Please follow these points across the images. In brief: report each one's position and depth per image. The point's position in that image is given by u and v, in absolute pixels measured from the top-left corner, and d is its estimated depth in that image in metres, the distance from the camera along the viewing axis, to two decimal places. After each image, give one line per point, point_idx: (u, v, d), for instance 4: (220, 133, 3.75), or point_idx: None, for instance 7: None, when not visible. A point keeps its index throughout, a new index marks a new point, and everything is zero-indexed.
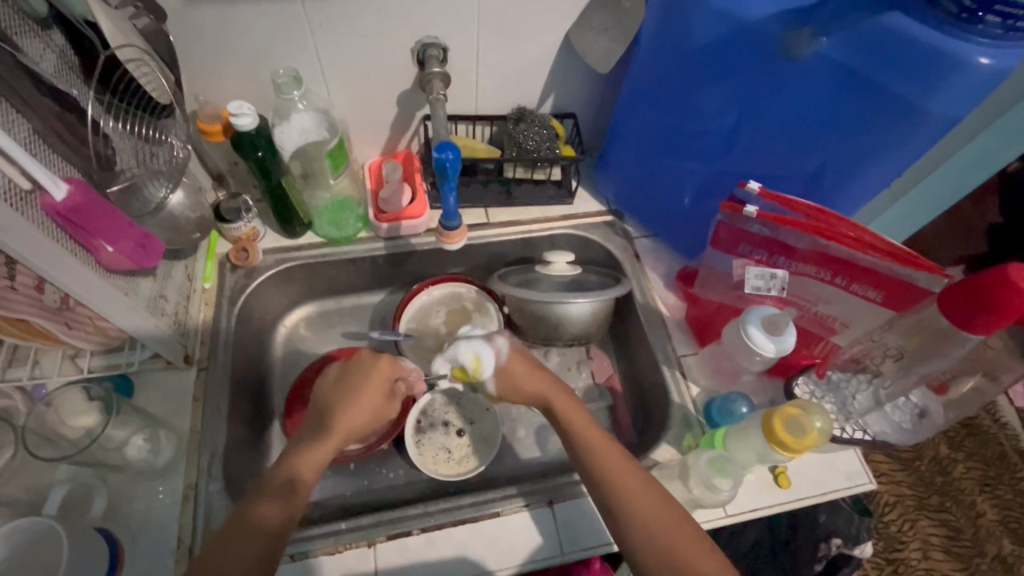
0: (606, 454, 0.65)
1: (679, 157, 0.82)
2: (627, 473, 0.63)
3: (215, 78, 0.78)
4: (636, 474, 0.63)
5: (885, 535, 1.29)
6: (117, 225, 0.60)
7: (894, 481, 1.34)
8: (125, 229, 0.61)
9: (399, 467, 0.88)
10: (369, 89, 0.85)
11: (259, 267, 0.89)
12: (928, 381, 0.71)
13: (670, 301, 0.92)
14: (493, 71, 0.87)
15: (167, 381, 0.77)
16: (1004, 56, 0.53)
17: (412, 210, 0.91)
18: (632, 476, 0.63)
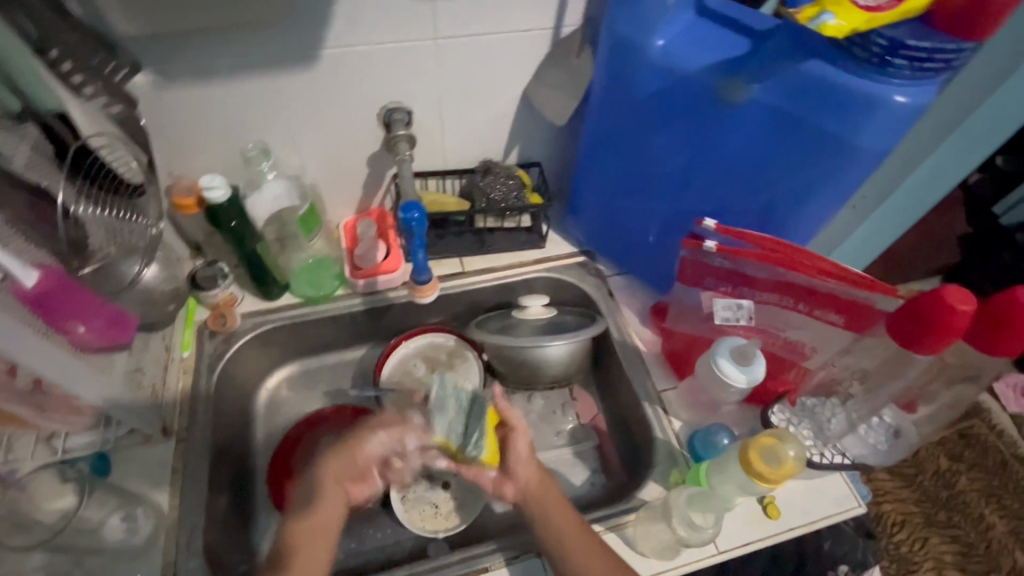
0: (546, 496, 0.73)
1: (639, 198, 0.85)
2: (558, 512, 0.71)
3: (189, 154, 0.81)
4: (565, 510, 0.71)
5: (896, 557, 1.26)
6: (89, 305, 0.64)
7: (900, 499, 1.33)
8: (95, 309, 0.65)
9: (388, 526, 0.86)
10: (339, 154, 0.88)
11: (238, 332, 0.90)
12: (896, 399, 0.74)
13: (646, 335, 0.94)
14: (458, 129, 0.91)
15: (144, 455, 0.75)
16: (917, 93, 0.57)
17: (388, 264, 0.94)
18: (562, 514, 0.71)
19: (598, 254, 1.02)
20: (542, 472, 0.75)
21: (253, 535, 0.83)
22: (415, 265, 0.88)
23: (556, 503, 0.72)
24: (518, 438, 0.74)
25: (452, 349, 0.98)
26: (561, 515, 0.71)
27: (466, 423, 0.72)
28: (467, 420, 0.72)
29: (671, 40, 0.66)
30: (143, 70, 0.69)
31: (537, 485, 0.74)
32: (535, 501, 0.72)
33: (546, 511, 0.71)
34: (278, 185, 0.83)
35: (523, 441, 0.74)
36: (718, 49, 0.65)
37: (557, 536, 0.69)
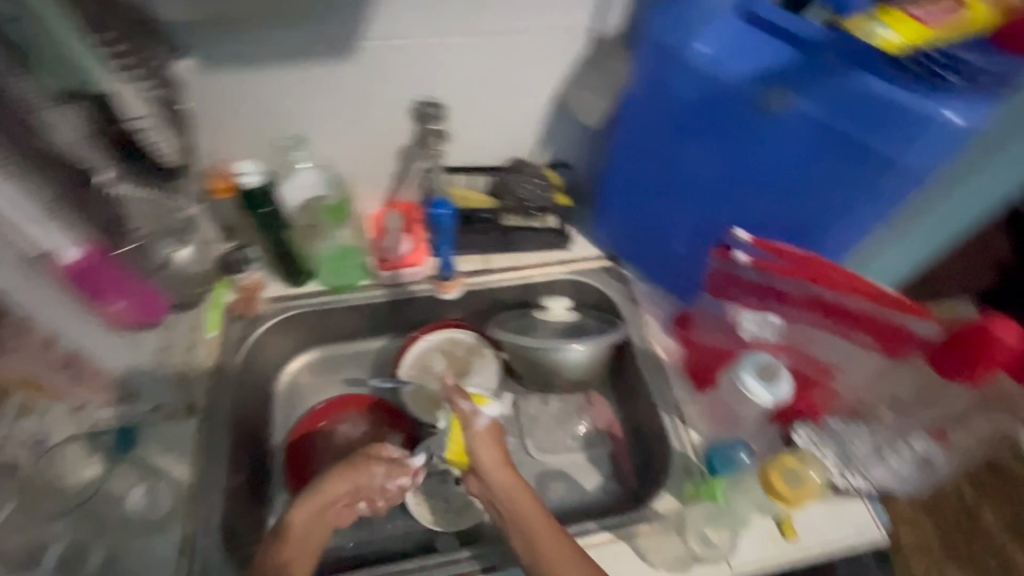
0: (520, 500, 0.69)
1: (668, 207, 0.84)
2: (534, 518, 0.68)
3: (224, 138, 0.82)
4: (541, 517, 0.68)
5: None
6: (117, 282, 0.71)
7: None
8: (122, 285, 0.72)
9: (398, 516, 0.87)
10: (370, 145, 0.89)
11: (262, 316, 0.90)
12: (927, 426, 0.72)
13: (669, 345, 0.92)
14: (490, 125, 0.91)
15: (169, 431, 0.77)
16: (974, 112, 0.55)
17: (412, 258, 0.96)
18: (540, 521, 0.67)
19: (622, 260, 1.01)
20: (518, 478, 0.71)
21: (268, 516, 0.84)
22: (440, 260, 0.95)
23: (529, 511, 0.68)
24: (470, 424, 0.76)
25: (471, 345, 0.98)
26: (536, 518, 0.68)
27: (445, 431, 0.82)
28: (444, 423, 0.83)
29: (714, 48, 0.65)
30: (185, 54, 0.70)
31: (516, 492, 0.70)
32: (510, 507, 0.69)
33: (517, 513, 0.68)
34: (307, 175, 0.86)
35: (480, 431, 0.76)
36: (762, 59, 0.64)
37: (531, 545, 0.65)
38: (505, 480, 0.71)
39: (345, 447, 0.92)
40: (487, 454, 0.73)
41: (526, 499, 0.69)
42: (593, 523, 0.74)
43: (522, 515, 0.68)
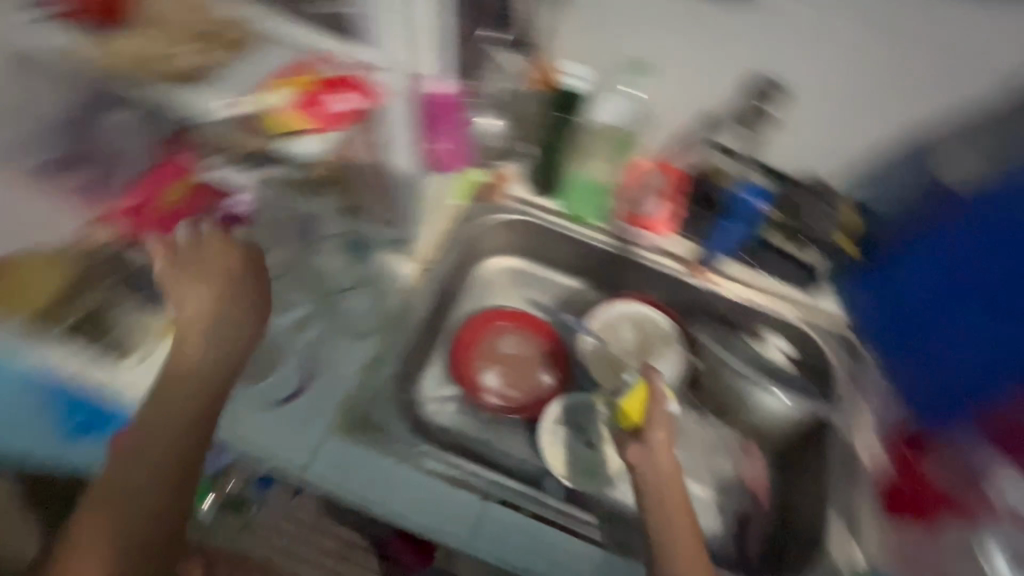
0: (671, 488, 0.68)
1: (990, 318, 0.71)
2: (680, 515, 0.66)
3: (563, 34, 0.84)
4: (680, 497, 0.67)
5: None
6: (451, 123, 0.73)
7: None
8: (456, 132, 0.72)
9: (523, 441, 0.90)
10: (684, 101, 0.86)
11: (501, 208, 0.95)
12: None
13: (875, 453, 0.80)
14: (813, 132, 0.84)
15: (396, 264, 0.86)
16: None
17: (656, 223, 0.93)
18: (684, 519, 0.66)
19: (866, 338, 0.87)
20: (677, 466, 0.70)
21: (422, 376, 0.91)
22: (714, 241, 0.90)
23: (679, 504, 0.67)
24: (657, 400, 0.75)
25: (663, 335, 0.94)
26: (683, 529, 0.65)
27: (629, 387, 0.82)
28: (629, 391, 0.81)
29: None
30: None
31: (669, 478, 0.68)
32: (666, 497, 0.67)
33: (666, 518, 0.66)
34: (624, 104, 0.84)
35: (657, 407, 0.74)
36: None
37: (669, 539, 0.65)
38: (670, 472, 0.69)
39: (506, 356, 0.95)
40: (653, 415, 0.73)
41: (686, 514, 0.67)
42: None
43: (671, 510, 0.67)
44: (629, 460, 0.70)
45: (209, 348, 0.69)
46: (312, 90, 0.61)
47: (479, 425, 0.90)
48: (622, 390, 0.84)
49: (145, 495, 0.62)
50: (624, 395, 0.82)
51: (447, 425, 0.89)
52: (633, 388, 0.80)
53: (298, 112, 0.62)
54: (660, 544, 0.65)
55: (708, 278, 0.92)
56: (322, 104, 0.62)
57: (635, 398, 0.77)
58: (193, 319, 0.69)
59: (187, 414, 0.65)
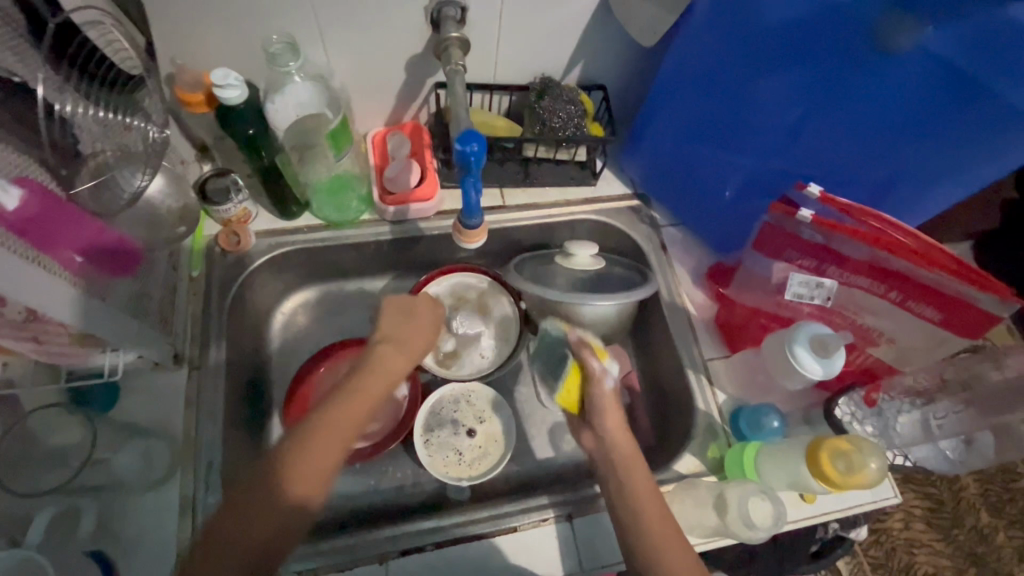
0: (620, 439, 0.65)
1: (721, 149, 0.75)
2: (639, 474, 0.63)
3: (190, 40, 0.66)
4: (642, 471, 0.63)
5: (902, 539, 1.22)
6: (75, 227, 0.51)
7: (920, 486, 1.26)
8: (84, 230, 0.52)
9: (408, 466, 0.84)
10: (373, 56, 0.74)
11: (252, 253, 0.80)
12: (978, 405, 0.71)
13: (698, 299, 0.86)
14: (518, 40, 0.76)
15: (156, 383, 0.70)
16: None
17: (421, 192, 0.82)
18: (642, 473, 0.63)
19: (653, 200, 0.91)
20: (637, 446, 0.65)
21: None
22: (466, 206, 0.74)
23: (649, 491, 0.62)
24: (600, 384, 0.69)
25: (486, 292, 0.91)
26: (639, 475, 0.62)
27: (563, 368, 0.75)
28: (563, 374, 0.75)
29: None
30: None
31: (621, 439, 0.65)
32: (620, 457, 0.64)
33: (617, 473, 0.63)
34: (308, 91, 0.70)
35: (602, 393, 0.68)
36: None
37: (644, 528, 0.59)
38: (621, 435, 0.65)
39: None
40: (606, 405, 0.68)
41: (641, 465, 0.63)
42: None
43: (626, 463, 0.63)
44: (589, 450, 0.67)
45: (364, 402, 0.65)
46: None
47: (355, 479, 0.82)
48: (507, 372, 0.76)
49: (267, 505, 0.57)
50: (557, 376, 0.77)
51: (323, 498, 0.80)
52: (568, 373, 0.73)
53: None
54: (631, 523, 0.60)
55: (483, 235, 0.82)
56: None
57: (575, 392, 0.71)
58: (348, 388, 0.66)
59: (328, 458, 0.61)
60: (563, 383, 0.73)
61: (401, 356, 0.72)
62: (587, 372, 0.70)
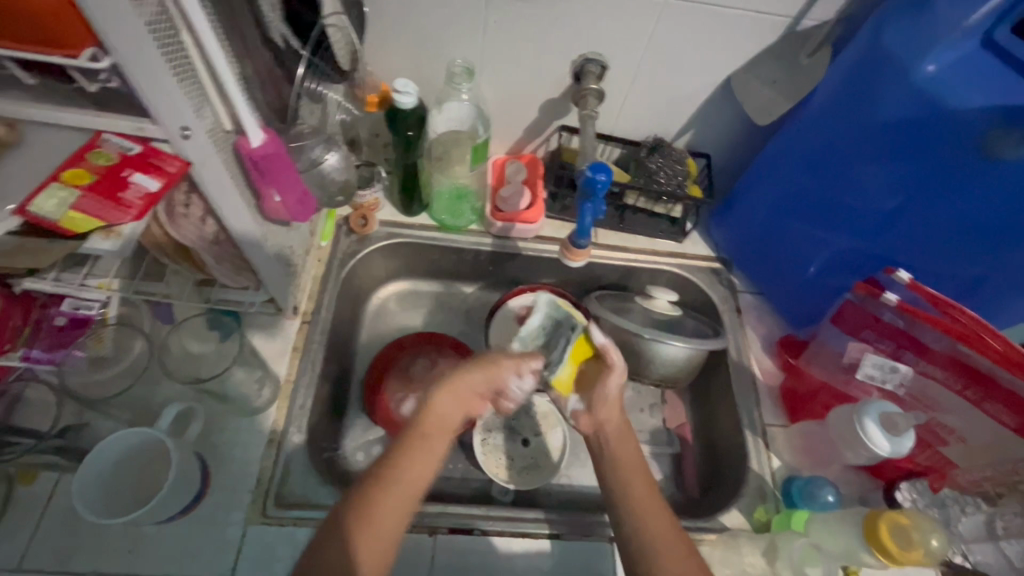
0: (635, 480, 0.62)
1: (812, 228, 0.81)
2: (658, 524, 0.59)
3: (382, 53, 0.81)
4: (670, 530, 0.58)
5: None
6: (292, 179, 0.60)
7: None
8: (294, 182, 0.60)
9: (460, 460, 0.88)
10: (518, 92, 0.86)
11: (373, 236, 0.92)
12: None
13: (765, 365, 0.89)
14: (642, 102, 0.87)
15: (275, 326, 0.79)
16: None
17: (526, 215, 0.91)
18: (659, 518, 0.59)
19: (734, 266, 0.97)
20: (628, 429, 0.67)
21: (339, 428, 0.86)
22: (578, 227, 0.83)
23: (634, 466, 0.63)
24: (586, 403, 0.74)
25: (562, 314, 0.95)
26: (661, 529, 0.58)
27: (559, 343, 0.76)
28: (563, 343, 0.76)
29: (944, 66, 0.61)
30: None
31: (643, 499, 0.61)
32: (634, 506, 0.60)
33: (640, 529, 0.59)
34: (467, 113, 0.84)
35: (613, 381, 0.69)
36: (1001, 90, 0.59)
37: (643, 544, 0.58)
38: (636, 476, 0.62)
39: (423, 379, 0.91)
40: (610, 386, 0.69)
41: (655, 512, 0.60)
42: None
43: (641, 507, 0.60)
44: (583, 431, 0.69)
45: (439, 446, 0.62)
46: (102, 177, 0.47)
47: None
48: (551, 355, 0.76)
49: None
50: (554, 361, 0.74)
51: None
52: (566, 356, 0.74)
53: (96, 214, 0.46)
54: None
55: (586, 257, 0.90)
56: (125, 199, 0.47)
57: (569, 368, 0.74)
58: (420, 433, 0.62)
59: (397, 523, 0.56)
60: (561, 366, 0.73)
61: (461, 402, 0.65)
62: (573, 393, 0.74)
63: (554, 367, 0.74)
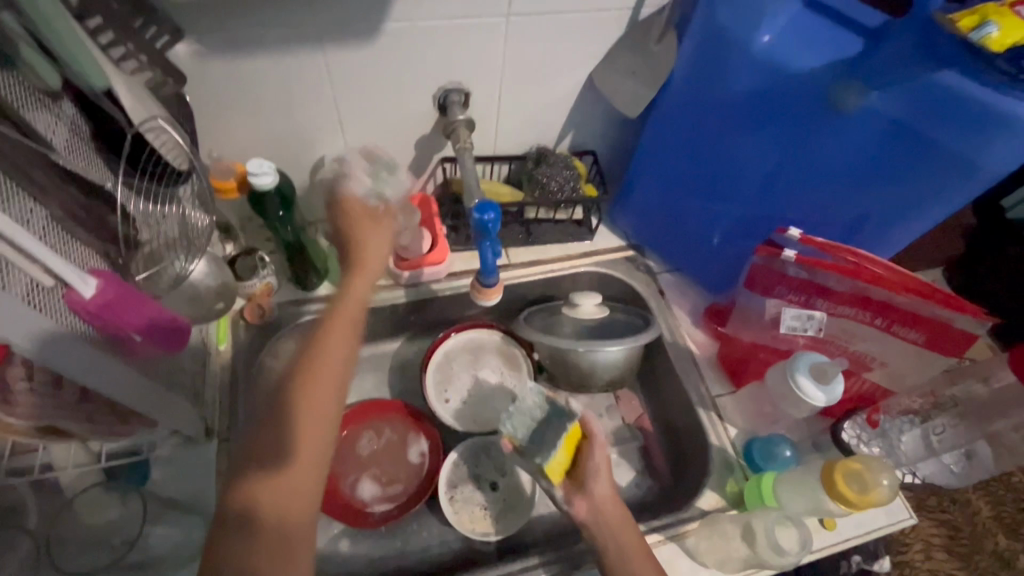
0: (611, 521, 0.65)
1: (711, 202, 0.81)
2: (638, 560, 0.62)
3: (225, 132, 0.74)
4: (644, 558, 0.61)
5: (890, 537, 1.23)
6: (149, 313, 0.53)
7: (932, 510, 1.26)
8: (155, 318, 0.54)
9: (433, 525, 0.84)
10: (384, 136, 0.82)
11: (275, 323, 0.83)
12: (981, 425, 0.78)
13: (698, 338, 0.91)
14: (514, 115, 0.85)
15: (186, 459, 0.70)
16: (1014, 156, 0.59)
17: (432, 257, 0.87)
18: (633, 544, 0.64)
19: (646, 251, 0.97)
20: (623, 508, 0.66)
21: None
22: (481, 266, 0.77)
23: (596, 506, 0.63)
24: (596, 451, 0.69)
25: (498, 346, 0.95)
26: (639, 562, 0.63)
27: (549, 430, 0.70)
28: (549, 438, 0.69)
29: (777, 35, 0.63)
30: (183, 38, 0.61)
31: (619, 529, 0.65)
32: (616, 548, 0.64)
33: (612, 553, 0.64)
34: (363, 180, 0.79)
35: (600, 456, 0.69)
36: (832, 48, 0.62)
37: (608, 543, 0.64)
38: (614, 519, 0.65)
39: (370, 456, 0.88)
40: (596, 466, 0.69)
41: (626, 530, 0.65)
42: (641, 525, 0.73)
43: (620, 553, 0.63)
44: (579, 517, 0.66)
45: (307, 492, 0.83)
46: None
47: (381, 542, 0.82)
48: (539, 428, 0.70)
49: None
50: (544, 449, 0.68)
51: (350, 565, 0.80)
52: (562, 441, 0.68)
53: None
54: None
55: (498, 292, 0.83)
56: None
57: (564, 453, 0.68)
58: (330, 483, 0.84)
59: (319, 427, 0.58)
60: (555, 452, 0.68)
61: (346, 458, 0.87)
62: (587, 432, 0.71)
63: (547, 453, 0.67)
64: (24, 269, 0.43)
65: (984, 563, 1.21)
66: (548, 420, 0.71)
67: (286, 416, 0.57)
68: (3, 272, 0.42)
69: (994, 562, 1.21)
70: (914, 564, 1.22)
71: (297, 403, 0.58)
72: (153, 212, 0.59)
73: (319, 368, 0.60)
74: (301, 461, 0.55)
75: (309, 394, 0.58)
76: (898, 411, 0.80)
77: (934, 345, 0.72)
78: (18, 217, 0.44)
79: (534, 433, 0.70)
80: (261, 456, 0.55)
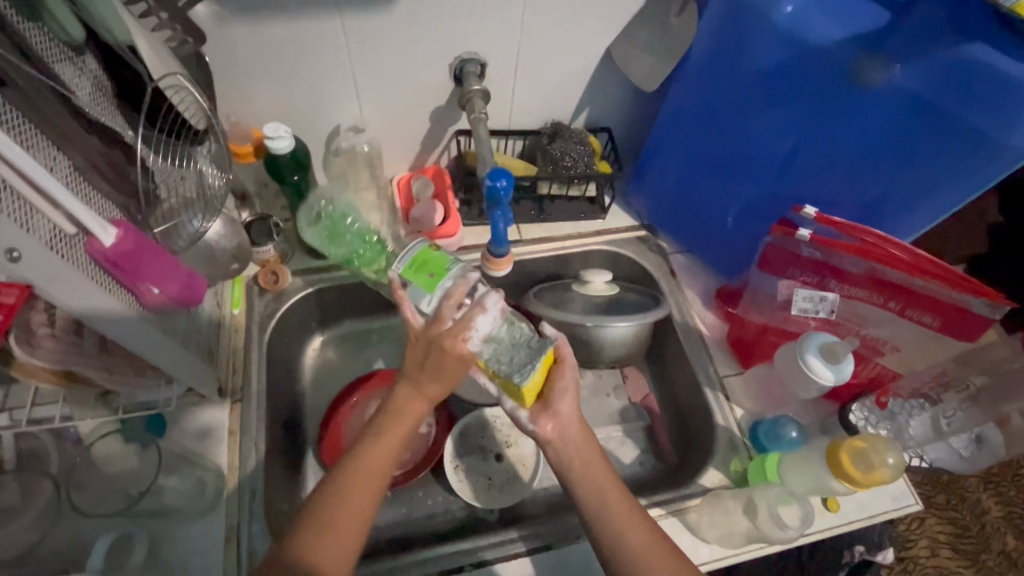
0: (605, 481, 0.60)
1: (726, 180, 0.80)
2: (635, 530, 0.58)
3: (243, 97, 0.74)
4: (643, 530, 0.59)
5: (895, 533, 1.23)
6: (162, 266, 0.53)
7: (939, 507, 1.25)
8: (167, 268, 0.54)
9: (438, 493, 0.86)
10: (399, 106, 0.82)
11: (288, 290, 0.84)
12: (990, 413, 0.78)
13: (708, 320, 0.91)
14: (530, 89, 0.84)
15: (200, 416, 0.72)
16: None
17: (445, 229, 0.86)
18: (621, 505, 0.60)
19: (658, 232, 0.97)
20: (586, 426, 0.62)
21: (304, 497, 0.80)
22: (494, 236, 0.78)
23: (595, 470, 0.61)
24: (567, 369, 0.61)
25: None
26: (637, 531, 0.58)
27: (526, 352, 0.59)
28: (529, 361, 0.58)
29: (801, 6, 0.62)
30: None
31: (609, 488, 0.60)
32: (610, 515, 0.59)
33: (608, 523, 0.59)
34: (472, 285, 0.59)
35: (570, 376, 0.62)
36: (857, 20, 0.60)
37: (601, 510, 0.59)
38: (602, 478, 0.61)
39: None
40: (566, 385, 0.61)
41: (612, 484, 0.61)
42: (643, 499, 0.73)
43: (617, 520, 0.59)
44: (546, 436, 0.60)
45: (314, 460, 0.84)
46: None
47: (387, 508, 0.84)
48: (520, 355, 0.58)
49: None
50: (520, 366, 0.58)
51: None
52: (540, 362, 0.58)
53: None
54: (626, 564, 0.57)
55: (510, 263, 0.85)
56: None
57: (540, 373, 0.59)
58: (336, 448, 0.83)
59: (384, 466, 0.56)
60: (534, 372, 0.58)
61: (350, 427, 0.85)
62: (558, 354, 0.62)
63: (524, 371, 0.57)
64: (47, 215, 0.45)
65: (991, 562, 1.20)
66: (528, 347, 0.60)
67: (351, 462, 0.56)
68: (27, 216, 0.43)
69: (1002, 561, 1.20)
70: (919, 561, 1.21)
71: (364, 452, 0.56)
72: (173, 173, 0.60)
73: (362, 472, 0.55)
74: (357, 489, 0.55)
75: (378, 446, 0.56)
76: (905, 395, 0.80)
77: (950, 330, 0.71)
78: (43, 163, 0.46)
79: (509, 352, 0.59)
80: (322, 496, 0.55)
